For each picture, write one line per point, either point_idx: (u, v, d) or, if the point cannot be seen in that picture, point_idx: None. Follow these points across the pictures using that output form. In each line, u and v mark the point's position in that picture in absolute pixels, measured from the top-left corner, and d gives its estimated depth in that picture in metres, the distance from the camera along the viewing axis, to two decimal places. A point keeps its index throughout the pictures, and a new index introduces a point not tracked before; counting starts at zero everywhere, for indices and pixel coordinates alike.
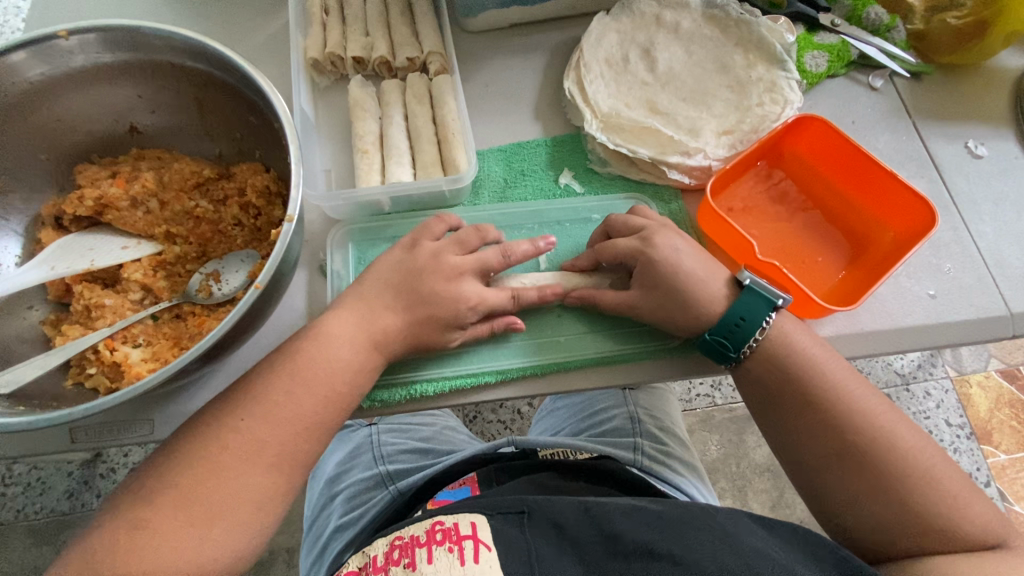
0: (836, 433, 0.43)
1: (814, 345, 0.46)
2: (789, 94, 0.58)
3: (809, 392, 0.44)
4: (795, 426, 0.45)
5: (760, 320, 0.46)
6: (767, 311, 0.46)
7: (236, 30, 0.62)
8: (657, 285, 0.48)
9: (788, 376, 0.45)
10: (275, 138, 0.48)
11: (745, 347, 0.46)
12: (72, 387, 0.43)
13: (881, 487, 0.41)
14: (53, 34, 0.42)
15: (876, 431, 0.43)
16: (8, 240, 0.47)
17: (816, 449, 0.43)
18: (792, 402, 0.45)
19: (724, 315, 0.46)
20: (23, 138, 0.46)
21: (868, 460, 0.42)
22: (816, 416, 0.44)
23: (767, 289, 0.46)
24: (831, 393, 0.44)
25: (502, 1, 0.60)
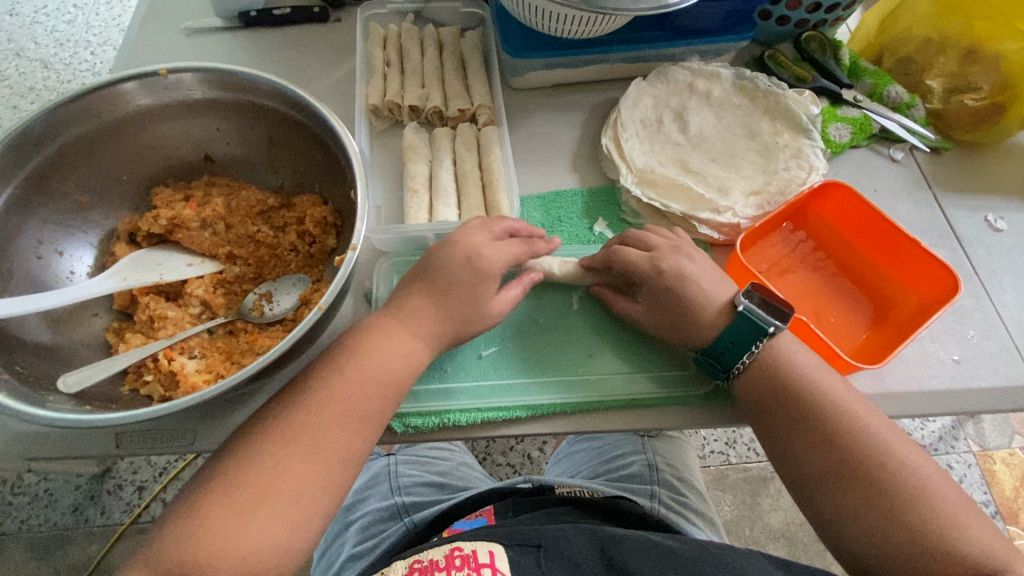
0: (835, 452, 0.43)
1: (816, 367, 0.47)
2: (814, 161, 0.62)
3: (809, 411, 0.45)
4: (795, 445, 0.45)
5: (750, 345, 0.48)
6: (757, 336, 0.47)
7: (305, 76, 0.68)
8: (661, 316, 0.51)
9: (787, 395, 0.46)
10: (338, 174, 0.53)
11: (734, 368, 0.48)
12: (128, 391, 0.45)
13: (875, 503, 0.42)
14: (155, 71, 0.48)
15: (874, 449, 0.43)
16: (83, 251, 0.50)
17: (816, 469, 0.44)
18: (793, 422, 0.45)
19: (717, 342, 0.48)
20: (112, 158, 0.51)
21: (867, 478, 0.42)
22: (816, 435, 0.44)
23: (760, 314, 0.47)
24: (832, 414, 0.45)
25: (548, 64, 0.66)
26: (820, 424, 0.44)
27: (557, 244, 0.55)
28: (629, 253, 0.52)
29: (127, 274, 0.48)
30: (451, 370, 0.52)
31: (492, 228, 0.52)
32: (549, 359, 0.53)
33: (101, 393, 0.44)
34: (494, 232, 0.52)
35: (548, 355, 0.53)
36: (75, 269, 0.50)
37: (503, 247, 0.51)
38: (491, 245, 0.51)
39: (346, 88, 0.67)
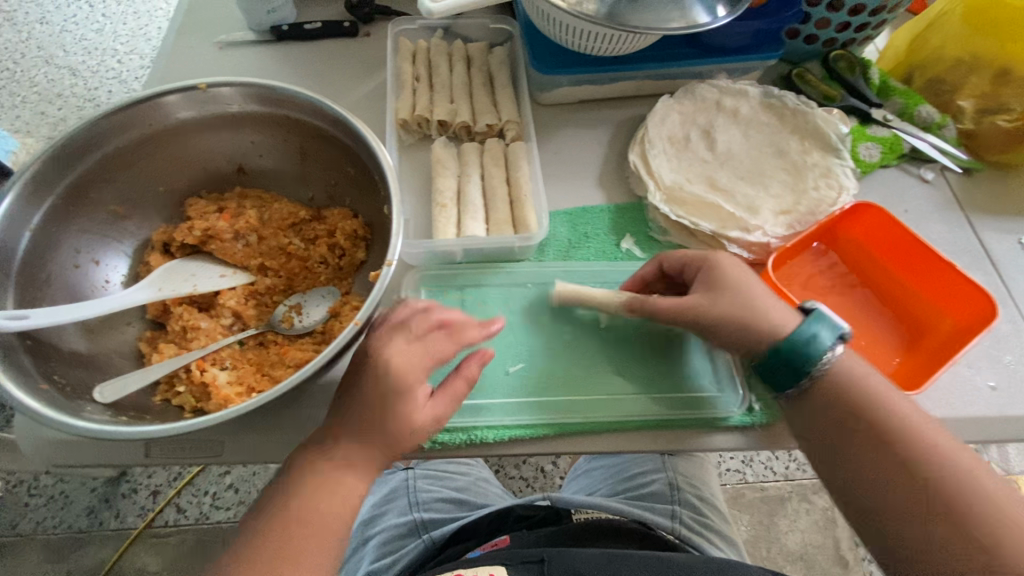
0: (887, 466, 0.42)
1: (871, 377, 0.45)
2: (844, 180, 0.62)
3: (860, 422, 0.44)
4: (842, 458, 0.44)
5: (827, 345, 0.45)
6: (834, 337, 0.45)
7: (334, 90, 0.69)
8: (721, 312, 0.47)
9: (838, 406, 0.45)
10: (370, 188, 0.53)
11: (811, 370, 0.45)
12: (160, 402, 0.45)
13: (960, 532, 0.40)
14: (194, 85, 0.48)
15: (930, 464, 0.41)
16: (118, 260, 0.51)
17: (865, 481, 0.43)
18: (842, 432, 0.44)
19: (789, 341, 0.46)
20: (150, 168, 0.52)
21: (920, 494, 0.41)
22: (866, 448, 0.43)
23: (831, 318, 0.46)
24: (884, 427, 0.43)
25: (575, 80, 0.66)
26: (872, 436, 0.43)
27: (496, 324, 0.46)
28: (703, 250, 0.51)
29: (161, 285, 0.49)
30: (478, 386, 0.52)
31: (411, 328, 0.44)
32: (578, 376, 0.52)
33: (135, 403, 0.44)
34: (416, 331, 0.44)
35: (576, 372, 0.53)
36: (109, 278, 0.50)
37: (420, 350, 0.43)
38: (408, 350, 0.43)
39: (374, 102, 0.68)
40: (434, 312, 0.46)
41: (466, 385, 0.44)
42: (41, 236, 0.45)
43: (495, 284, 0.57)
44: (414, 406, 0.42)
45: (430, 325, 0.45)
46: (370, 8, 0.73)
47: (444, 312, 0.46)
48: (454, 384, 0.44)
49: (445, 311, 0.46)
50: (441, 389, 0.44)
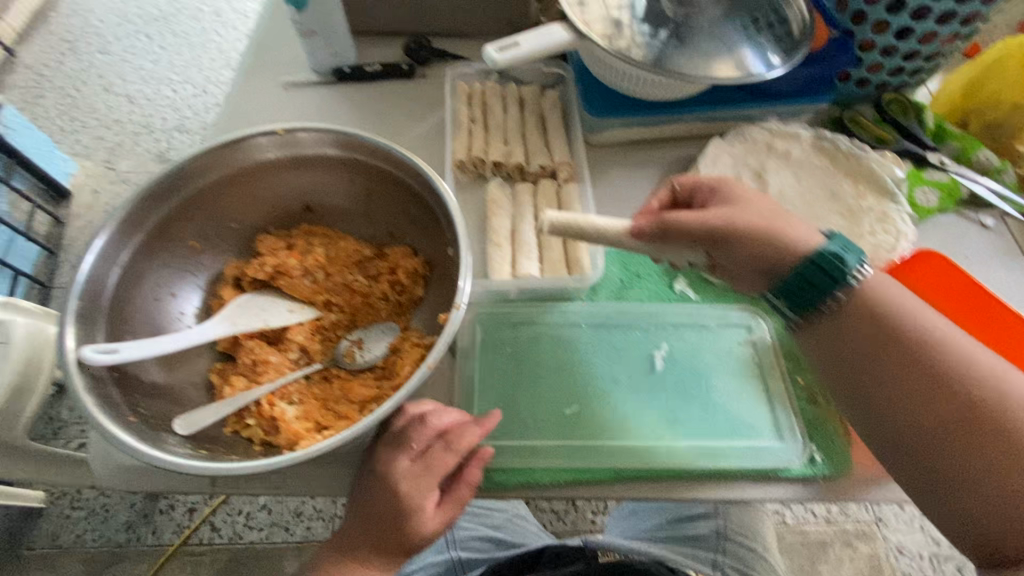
0: (928, 396, 0.39)
1: (908, 303, 0.42)
2: (901, 226, 0.61)
3: (891, 352, 0.40)
4: (872, 386, 0.41)
5: (855, 267, 0.42)
6: (859, 259, 0.43)
7: (391, 130, 0.72)
8: (744, 211, 0.45)
9: (860, 331, 0.42)
10: (432, 229, 0.54)
11: (831, 295, 0.43)
12: (229, 433, 0.47)
13: (992, 456, 0.36)
14: (274, 129, 0.52)
15: (966, 391, 0.38)
16: (192, 292, 0.53)
17: (903, 416, 0.39)
18: (865, 354, 0.41)
19: (808, 259, 0.43)
20: (226, 207, 0.54)
21: (963, 425, 0.37)
22: (902, 371, 0.40)
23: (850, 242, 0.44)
24: (919, 356, 0.40)
25: (627, 122, 0.68)
26: (911, 366, 0.39)
27: (490, 420, 0.48)
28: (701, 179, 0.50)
29: (234, 319, 0.51)
30: (533, 428, 0.52)
31: (410, 442, 0.45)
32: (633, 419, 0.52)
33: (207, 435, 0.46)
34: (416, 447, 0.45)
35: (631, 415, 0.53)
36: (184, 310, 0.52)
37: (423, 469, 0.44)
38: (412, 468, 0.44)
39: (430, 142, 0.71)
40: (429, 422, 0.46)
41: (470, 490, 0.46)
42: (128, 272, 0.47)
43: (548, 323, 0.58)
44: (424, 520, 0.44)
45: (429, 436, 0.46)
46: (428, 51, 0.76)
47: (440, 419, 0.47)
48: (457, 491, 0.45)
49: (441, 416, 0.47)
50: (446, 496, 0.45)
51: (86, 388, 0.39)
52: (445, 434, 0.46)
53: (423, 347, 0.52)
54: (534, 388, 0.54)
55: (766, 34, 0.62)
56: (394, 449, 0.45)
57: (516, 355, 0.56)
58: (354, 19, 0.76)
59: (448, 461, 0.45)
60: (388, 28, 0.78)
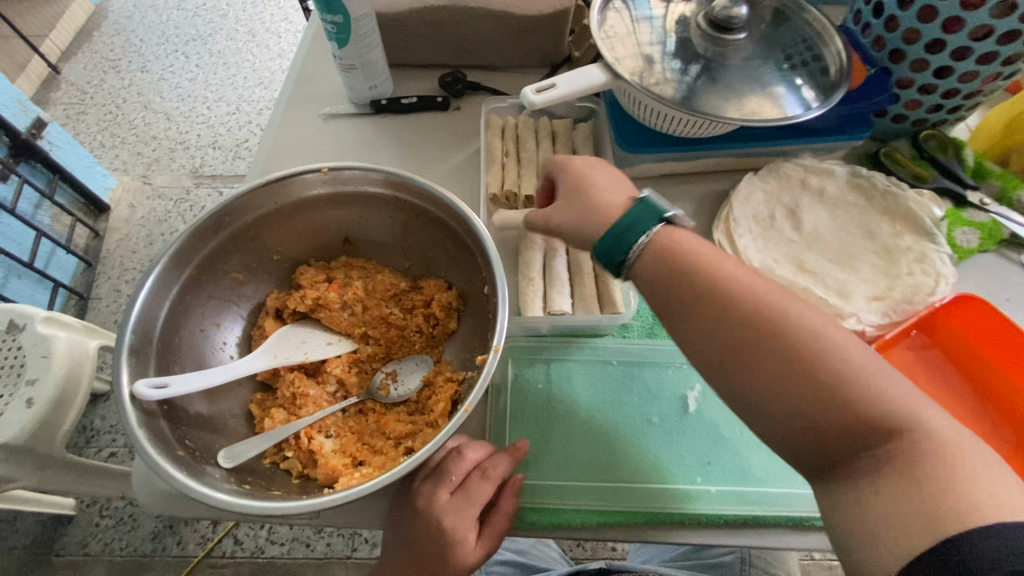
0: (747, 324, 0.36)
1: (699, 242, 0.41)
2: (941, 267, 0.60)
3: (703, 284, 0.39)
4: (714, 318, 0.38)
5: (647, 229, 0.42)
6: (654, 221, 0.42)
7: (425, 162, 0.74)
8: (573, 203, 0.47)
9: (673, 271, 0.40)
10: (468, 264, 0.55)
11: (631, 256, 0.42)
12: (268, 464, 0.48)
13: (814, 391, 0.33)
14: (319, 168, 0.53)
15: (752, 314, 0.36)
16: (235, 323, 0.55)
17: (710, 341, 0.38)
18: (670, 296, 0.40)
19: (607, 236, 0.43)
20: (269, 240, 0.56)
21: (800, 359, 0.34)
22: (728, 310, 0.37)
23: (659, 199, 0.43)
24: (759, 288, 0.38)
25: (659, 157, 0.68)
26: (725, 294, 0.38)
27: (522, 449, 0.48)
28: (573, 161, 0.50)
29: (276, 351, 0.52)
30: (564, 467, 0.52)
31: (450, 475, 0.46)
32: (665, 460, 0.52)
33: (249, 467, 0.47)
34: (455, 480, 0.46)
35: (664, 457, 0.52)
36: (227, 340, 0.54)
37: (463, 501, 0.45)
38: (452, 501, 0.45)
39: (463, 174, 0.73)
40: (466, 454, 0.47)
41: (507, 519, 0.46)
42: (177, 305, 0.49)
43: (580, 359, 0.58)
44: (464, 552, 0.43)
45: (466, 468, 0.46)
46: (462, 84, 0.78)
47: (475, 451, 0.47)
48: (495, 520, 0.46)
49: (473, 450, 0.47)
50: (485, 527, 0.46)
51: (139, 422, 0.41)
52: (481, 471, 0.46)
53: (457, 382, 0.52)
54: (565, 425, 0.54)
55: (800, 73, 0.62)
56: (433, 484, 0.45)
57: (548, 391, 0.56)
58: (392, 53, 0.78)
59: (487, 489, 0.45)
60: (424, 61, 0.80)
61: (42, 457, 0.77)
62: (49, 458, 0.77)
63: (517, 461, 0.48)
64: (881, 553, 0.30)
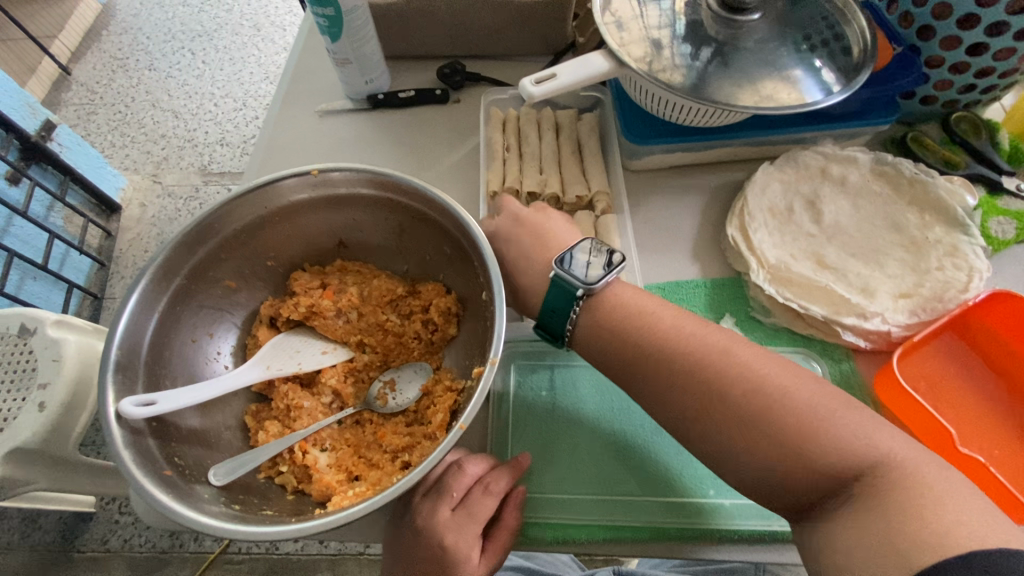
0: (709, 385, 0.42)
1: (629, 302, 0.49)
2: (974, 260, 0.56)
3: (645, 345, 0.46)
4: (673, 382, 0.44)
5: (569, 308, 0.49)
6: (573, 299, 0.49)
7: (425, 158, 0.71)
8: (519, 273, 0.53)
9: (642, 333, 0.46)
10: (466, 268, 0.53)
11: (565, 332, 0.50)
12: (263, 479, 0.46)
13: (770, 440, 0.40)
14: (308, 170, 0.51)
15: (702, 373, 0.43)
16: (229, 332, 0.54)
17: (682, 403, 0.43)
18: (642, 357, 0.46)
19: (539, 324, 0.51)
20: (260, 246, 0.54)
21: (746, 414, 0.41)
22: (679, 369, 0.44)
23: (568, 278, 0.48)
24: (719, 348, 0.44)
25: (668, 148, 0.65)
26: (671, 355, 0.45)
27: (524, 461, 0.45)
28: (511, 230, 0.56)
29: (269, 362, 0.51)
30: (569, 479, 0.50)
31: (450, 490, 0.44)
32: (674, 471, 0.50)
33: (243, 483, 0.45)
34: (456, 496, 0.44)
35: (675, 468, 0.50)
36: (221, 350, 0.53)
37: (466, 518, 0.43)
38: (454, 518, 0.43)
39: (463, 170, 0.70)
40: (467, 468, 0.45)
41: (511, 534, 0.44)
42: (166, 318, 0.48)
43: (586, 364, 0.55)
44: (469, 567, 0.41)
45: (468, 483, 0.44)
46: (462, 75, 0.75)
47: (476, 465, 0.45)
48: (497, 536, 0.44)
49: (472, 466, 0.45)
50: (488, 543, 0.44)
51: (125, 443, 0.40)
52: (480, 488, 0.44)
53: (456, 392, 0.50)
54: (570, 434, 0.52)
55: (820, 54, 0.57)
56: (430, 502, 0.43)
57: (552, 398, 0.54)
58: (389, 45, 0.76)
59: (490, 505, 0.43)
60: (422, 52, 0.77)
61: (55, 460, 0.69)
62: (63, 460, 0.70)
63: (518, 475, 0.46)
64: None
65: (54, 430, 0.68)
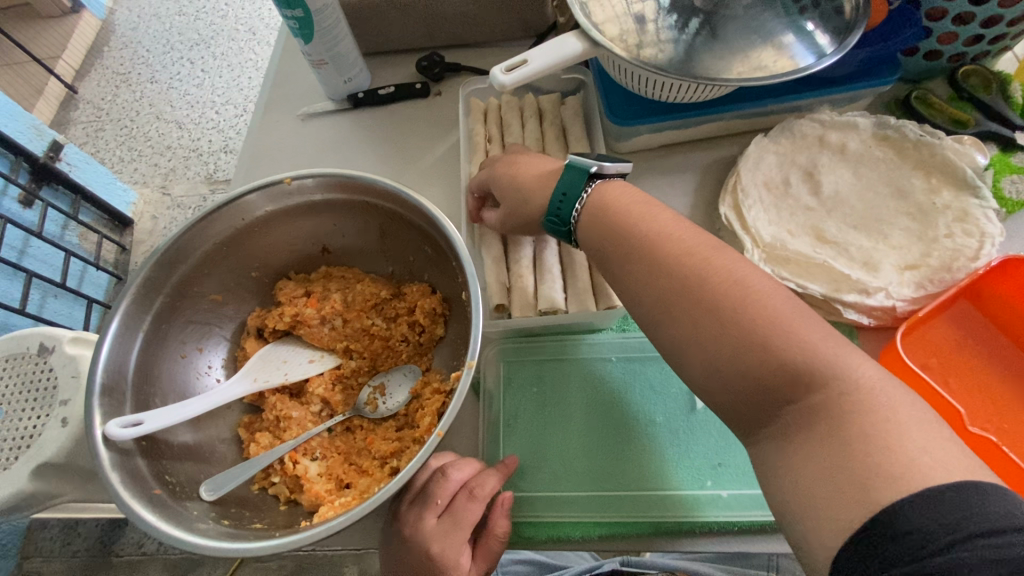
0: (688, 287, 0.38)
1: (620, 198, 0.46)
2: (986, 225, 0.53)
3: (641, 244, 0.42)
4: (660, 283, 0.40)
5: (579, 193, 0.47)
6: (584, 182, 0.47)
7: (409, 154, 0.70)
8: (515, 200, 0.51)
9: (629, 233, 0.43)
10: (446, 265, 0.52)
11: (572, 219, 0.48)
12: (256, 491, 0.47)
13: (744, 340, 0.35)
14: (280, 180, 0.50)
15: (688, 276, 0.39)
16: (218, 345, 0.54)
17: (653, 308, 0.40)
18: (626, 263, 0.43)
19: (548, 213, 0.49)
20: (243, 258, 0.54)
21: (723, 314, 0.36)
22: (666, 262, 0.40)
23: (581, 159, 0.48)
24: (708, 257, 0.39)
25: (655, 127, 0.62)
26: (660, 254, 0.41)
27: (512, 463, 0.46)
28: (493, 174, 0.54)
29: (256, 374, 0.51)
30: (562, 476, 0.49)
31: (436, 498, 0.43)
32: (668, 464, 0.48)
33: (236, 496, 0.46)
34: (441, 503, 0.43)
35: (671, 459, 0.49)
36: (211, 364, 0.53)
37: (451, 526, 0.42)
38: (439, 526, 0.42)
39: (448, 165, 0.69)
40: (451, 475, 0.44)
41: (500, 539, 0.44)
42: (152, 337, 0.48)
43: (575, 359, 0.54)
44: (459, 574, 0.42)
45: (452, 490, 0.43)
46: (441, 67, 0.73)
47: (461, 470, 0.44)
48: (487, 542, 0.44)
49: (459, 469, 0.45)
50: (477, 548, 0.44)
51: (112, 463, 0.40)
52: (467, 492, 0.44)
53: (443, 393, 0.49)
54: (561, 431, 0.51)
55: (811, 15, 0.54)
56: (419, 508, 0.43)
57: (541, 395, 0.53)
58: (366, 41, 0.74)
59: (476, 511, 0.43)
60: (401, 46, 0.75)
61: (83, 472, 0.66)
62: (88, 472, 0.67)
63: (506, 478, 0.46)
64: (820, 532, 0.30)
65: (81, 443, 0.64)
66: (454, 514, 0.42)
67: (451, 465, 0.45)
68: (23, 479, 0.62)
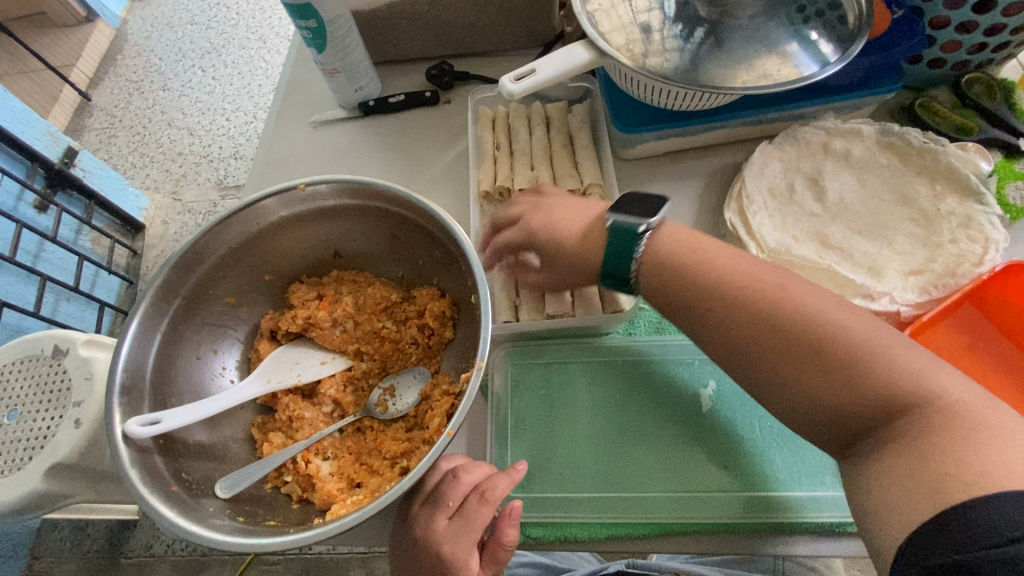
0: (728, 298, 0.41)
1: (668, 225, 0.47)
2: (991, 231, 0.53)
3: (689, 267, 0.44)
4: (704, 299, 0.42)
5: (633, 252, 0.46)
6: (636, 240, 0.46)
7: (418, 160, 0.71)
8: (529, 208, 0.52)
9: (676, 257, 0.45)
10: (455, 269, 0.53)
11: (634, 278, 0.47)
12: (269, 490, 0.48)
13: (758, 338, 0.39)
14: (295, 186, 0.52)
15: (731, 292, 0.41)
16: (232, 347, 0.55)
17: (690, 311, 0.44)
18: (683, 288, 0.44)
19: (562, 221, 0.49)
20: (257, 262, 0.55)
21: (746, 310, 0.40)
22: (714, 285, 0.42)
23: (626, 219, 0.46)
24: (740, 274, 0.42)
25: (661, 134, 0.63)
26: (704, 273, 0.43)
27: (519, 471, 0.45)
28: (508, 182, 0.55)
29: (269, 375, 0.52)
30: (570, 478, 0.50)
31: (447, 500, 0.44)
32: (676, 465, 0.49)
33: (249, 494, 0.47)
34: (452, 504, 0.44)
35: (681, 461, 0.49)
36: (225, 365, 0.54)
37: (462, 527, 0.43)
38: (450, 528, 0.43)
39: (456, 171, 0.70)
40: (463, 478, 0.45)
41: (509, 543, 0.44)
42: (169, 338, 0.49)
43: (583, 362, 0.55)
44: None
45: (464, 491, 0.44)
46: (450, 75, 0.74)
47: (472, 473, 0.45)
48: (496, 545, 0.44)
49: (471, 471, 0.45)
50: (485, 552, 0.45)
51: (132, 461, 0.41)
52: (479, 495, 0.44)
53: (452, 395, 0.50)
54: (569, 433, 0.52)
55: (815, 24, 0.55)
56: (430, 508, 0.44)
57: (549, 398, 0.54)
58: (377, 51, 0.76)
59: (487, 512, 0.43)
60: (411, 55, 0.77)
61: (95, 472, 0.67)
62: (99, 474, 0.67)
63: (516, 484, 0.45)
64: None
65: (94, 444, 0.65)
66: (465, 515, 0.43)
67: (461, 468, 0.46)
68: (37, 478, 0.63)
